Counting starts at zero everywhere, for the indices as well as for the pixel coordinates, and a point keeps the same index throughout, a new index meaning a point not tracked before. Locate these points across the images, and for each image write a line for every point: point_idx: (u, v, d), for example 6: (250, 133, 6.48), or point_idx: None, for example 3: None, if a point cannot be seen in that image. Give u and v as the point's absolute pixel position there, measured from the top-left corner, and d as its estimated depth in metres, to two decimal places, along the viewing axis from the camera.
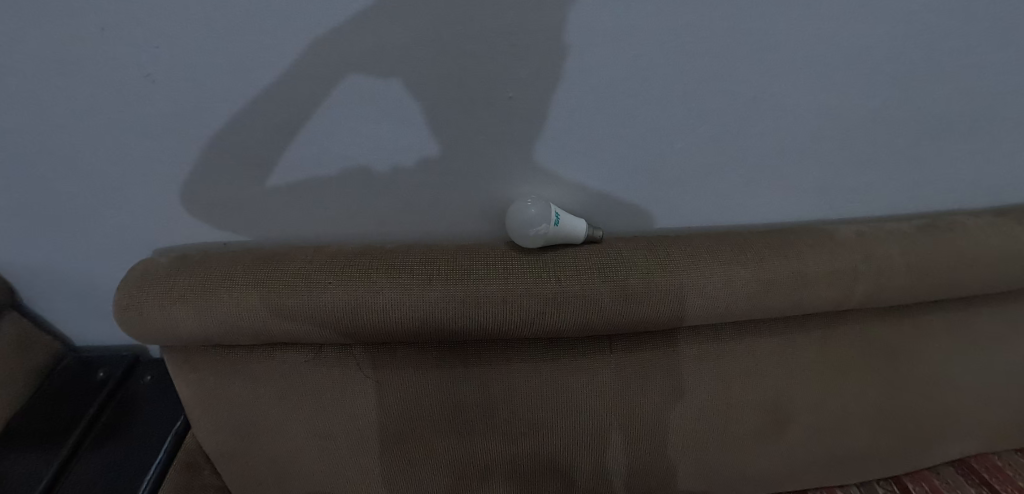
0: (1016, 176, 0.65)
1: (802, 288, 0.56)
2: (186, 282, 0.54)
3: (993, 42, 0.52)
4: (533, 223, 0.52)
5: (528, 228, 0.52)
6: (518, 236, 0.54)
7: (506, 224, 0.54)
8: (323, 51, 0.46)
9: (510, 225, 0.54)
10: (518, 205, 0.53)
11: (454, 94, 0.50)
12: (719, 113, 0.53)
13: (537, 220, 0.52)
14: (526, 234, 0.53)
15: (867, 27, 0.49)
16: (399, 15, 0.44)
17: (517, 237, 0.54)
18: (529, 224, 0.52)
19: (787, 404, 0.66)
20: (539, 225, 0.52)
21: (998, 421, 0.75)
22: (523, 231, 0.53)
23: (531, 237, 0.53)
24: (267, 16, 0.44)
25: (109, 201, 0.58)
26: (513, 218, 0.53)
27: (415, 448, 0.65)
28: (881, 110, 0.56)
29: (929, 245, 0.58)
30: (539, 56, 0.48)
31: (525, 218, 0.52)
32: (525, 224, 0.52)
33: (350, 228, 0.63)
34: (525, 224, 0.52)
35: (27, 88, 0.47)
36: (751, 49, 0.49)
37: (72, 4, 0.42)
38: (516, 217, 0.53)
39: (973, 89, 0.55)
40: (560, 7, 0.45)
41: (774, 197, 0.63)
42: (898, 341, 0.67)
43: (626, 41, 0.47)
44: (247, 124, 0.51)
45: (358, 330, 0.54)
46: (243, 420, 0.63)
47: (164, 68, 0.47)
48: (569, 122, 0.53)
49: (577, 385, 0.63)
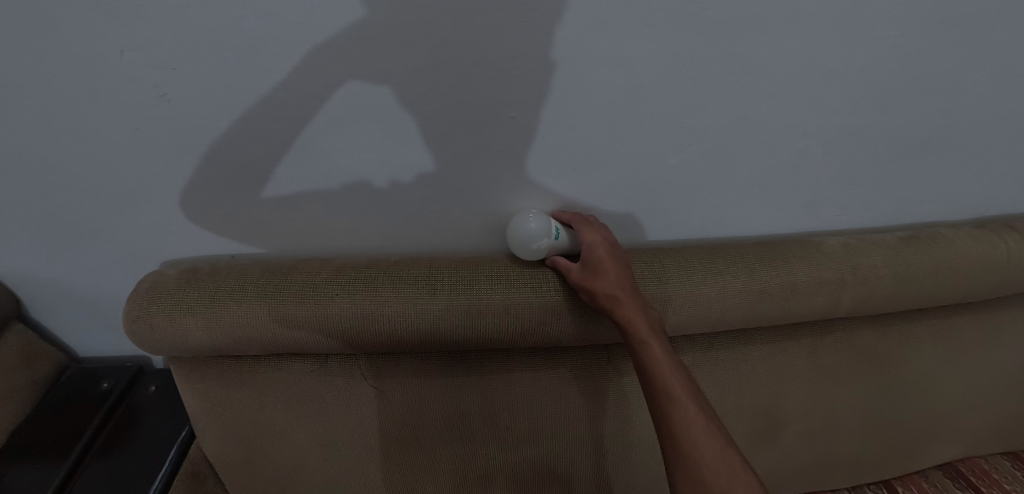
0: (994, 190, 0.68)
1: (793, 298, 0.58)
2: (194, 294, 0.55)
3: (968, 65, 0.54)
4: (536, 237, 0.53)
5: (530, 242, 0.53)
6: (519, 247, 0.55)
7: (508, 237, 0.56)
8: (331, 71, 0.48)
9: (513, 236, 0.55)
10: (526, 218, 0.54)
11: (457, 113, 0.52)
12: (710, 130, 0.55)
13: (540, 236, 0.53)
14: (526, 248, 0.54)
15: (851, 48, 0.51)
16: (406, 38, 0.46)
17: (517, 248, 0.55)
18: (533, 238, 0.53)
19: (780, 410, 0.68)
20: (539, 241, 0.53)
21: (984, 425, 0.77)
22: (525, 245, 0.54)
23: (532, 252, 0.54)
24: (279, 39, 0.45)
25: (118, 215, 0.59)
26: (518, 231, 0.54)
27: (417, 454, 0.67)
28: (865, 128, 0.58)
29: (914, 256, 0.60)
30: (538, 77, 0.50)
31: (529, 232, 0.53)
32: (528, 238, 0.53)
33: (352, 240, 0.65)
34: (527, 238, 0.53)
35: (47, 105, 0.49)
36: (740, 71, 0.51)
37: (96, 27, 0.44)
38: (520, 230, 0.54)
39: (953, 107, 0.57)
40: (559, 32, 0.47)
41: (764, 210, 0.64)
42: (887, 347, 0.68)
43: (620, 63, 0.49)
44: (254, 142, 0.53)
45: (364, 340, 0.56)
46: (249, 428, 0.64)
47: (177, 88, 0.48)
48: (566, 138, 0.54)
49: (575, 392, 0.65)
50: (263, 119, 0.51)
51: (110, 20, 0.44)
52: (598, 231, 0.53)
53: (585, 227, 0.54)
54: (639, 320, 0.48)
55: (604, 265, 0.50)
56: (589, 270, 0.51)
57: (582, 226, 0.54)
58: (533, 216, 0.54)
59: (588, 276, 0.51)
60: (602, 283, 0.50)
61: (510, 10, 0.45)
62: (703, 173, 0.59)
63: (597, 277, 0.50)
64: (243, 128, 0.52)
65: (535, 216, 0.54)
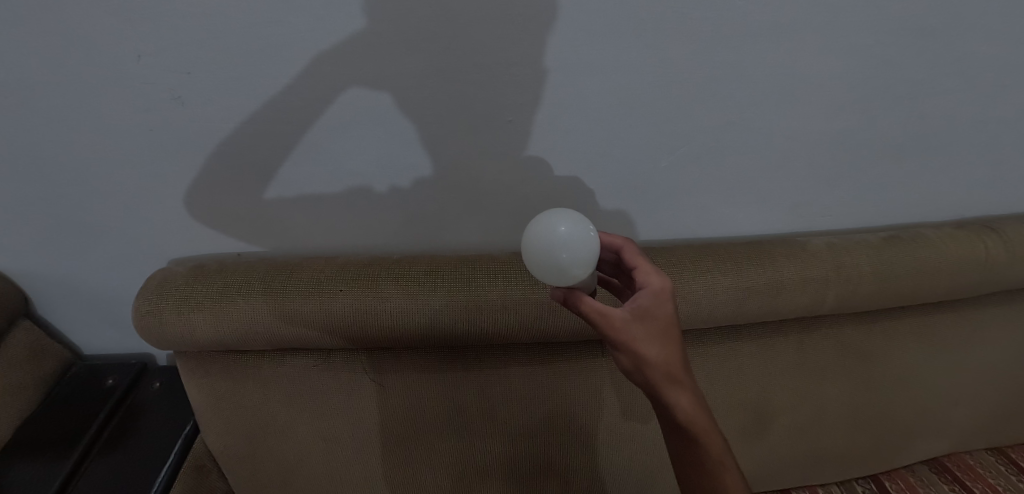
0: (973, 192, 0.70)
1: (779, 295, 0.60)
2: (203, 290, 0.57)
3: (944, 72, 0.57)
4: (581, 263, 0.36)
5: (569, 268, 0.36)
6: (542, 267, 0.37)
7: (542, 259, 0.36)
8: (335, 76, 0.50)
9: (540, 249, 0.36)
10: (564, 231, 0.36)
11: (458, 117, 0.54)
12: (699, 133, 0.57)
13: (587, 262, 0.36)
14: (557, 274, 0.36)
15: (832, 56, 0.53)
16: (410, 45, 0.48)
17: (540, 266, 0.37)
18: (576, 264, 0.36)
19: (769, 405, 0.70)
20: (581, 271, 0.36)
21: (967, 421, 0.80)
22: (558, 269, 0.36)
23: (561, 279, 0.37)
24: (287, 45, 0.48)
25: (127, 214, 0.61)
26: (556, 247, 0.35)
27: (417, 448, 0.69)
28: (848, 132, 0.60)
29: (896, 255, 0.62)
30: (534, 83, 0.52)
31: (576, 255, 0.36)
32: (569, 262, 0.36)
33: (353, 240, 0.66)
34: (569, 262, 0.36)
35: (63, 106, 0.51)
36: (726, 78, 0.53)
37: (116, 34, 0.46)
38: (561, 247, 0.35)
39: (931, 111, 0.60)
40: (553, 41, 0.49)
41: (752, 211, 0.67)
42: (873, 344, 0.70)
43: (612, 70, 0.51)
44: (261, 144, 0.55)
45: (366, 336, 0.58)
46: (252, 422, 0.66)
47: (189, 91, 0.50)
48: (561, 141, 0.56)
49: (570, 387, 0.67)
50: (269, 122, 0.53)
51: (129, 27, 0.46)
52: (662, 275, 0.39)
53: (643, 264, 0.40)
54: (697, 410, 0.39)
55: (669, 330, 0.38)
56: (648, 331, 0.37)
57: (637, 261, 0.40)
58: (573, 228, 0.36)
59: (649, 342, 0.37)
60: (665, 356, 0.37)
61: (507, 19, 0.47)
62: (693, 174, 0.61)
63: (660, 347, 0.37)
64: (250, 130, 0.54)
65: (584, 230, 0.36)
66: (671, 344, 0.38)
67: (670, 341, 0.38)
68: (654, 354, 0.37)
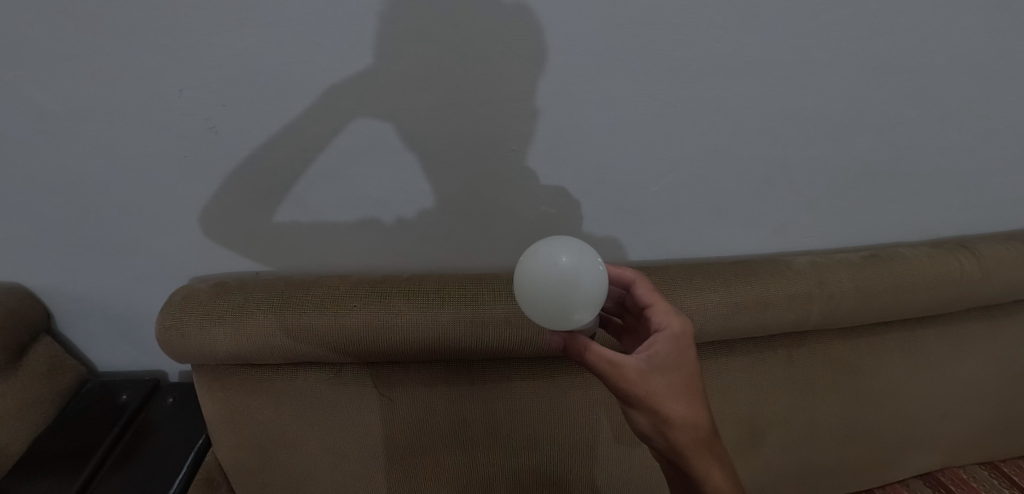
0: (944, 214, 0.74)
1: (766, 310, 0.63)
2: (226, 305, 0.60)
3: (906, 103, 0.62)
4: (589, 310, 0.39)
5: (582, 308, 0.38)
6: (556, 296, 0.38)
7: (566, 298, 0.38)
8: (352, 109, 0.55)
9: (554, 275, 0.37)
10: (567, 261, 0.38)
11: (464, 145, 0.58)
12: (685, 161, 0.62)
13: (592, 311, 0.40)
14: (564, 308, 0.38)
15: (804, 91, 0.59)
16: (421, 84, 0.53)
17: (552, 294, 0.38)
18: (586, 305, 0.39)
19: (761, 419, 0.72)
20: (585, 316, 0.39)
21: (956, 434, 0.82)
22: (570, 300, 0.38)
23: (563, 312, 0.38)
24: (310, 83, 0.53)
25: (154, 232, 0.64)
26: (583, 285, 0.38)
27: (422, 461, 0.71)
28: (823, 158, 0.65)
29: (874, 273, 0.66)
30: (532, 116, 0.57)
31: (586, 278, 0.38)
32: (586, 304, 0.38)
33: (361, 260, 0.70)
34: (583, 304, 0.38)
35: (105, 133, 0.55)
36: (708, 110, 0.58)
37: (161, 69, 0.51)
38: (587, 287, 0.38)
39: (897, 139, 0.65)
40: (550, 78, 0.54)
41: (738, 232, 0.70)
42: (858, 359, 0.74)
43: (605, 104, 0.56)
44: (279, 168, 0.59)
45: (376, 350, 0.61)
46: (263, 436, 0.68)
47: (222, 122, 0.55)
48: (558, 168, 0.61)
49: (569, 402, 0.70)
50: (291, 150, 0.57)
51: (173, 65, 0.51)
52: (681, 317, 0.45)
53: (659, 308, 0.45)
54: (704, 444, 0.43)
55: (682, 374, 0.43)
56: (662, 378, 0.41)
57: (656, 306, 0.46)
58: (576, 258, 0.38)
59: (664, 388, 0.41)
60: (677, 398, 0.41)
61: (509, 60, 0.53)
62: (681, 198, 0.66)
63: (674, 392, 0.41)
64: (272, 157, 0.58)
65: (585, 257, 0.39)
66: (682, 388, 0.42)
67: (682, 386, 0.42)
68: (666, 398, 0.41)
